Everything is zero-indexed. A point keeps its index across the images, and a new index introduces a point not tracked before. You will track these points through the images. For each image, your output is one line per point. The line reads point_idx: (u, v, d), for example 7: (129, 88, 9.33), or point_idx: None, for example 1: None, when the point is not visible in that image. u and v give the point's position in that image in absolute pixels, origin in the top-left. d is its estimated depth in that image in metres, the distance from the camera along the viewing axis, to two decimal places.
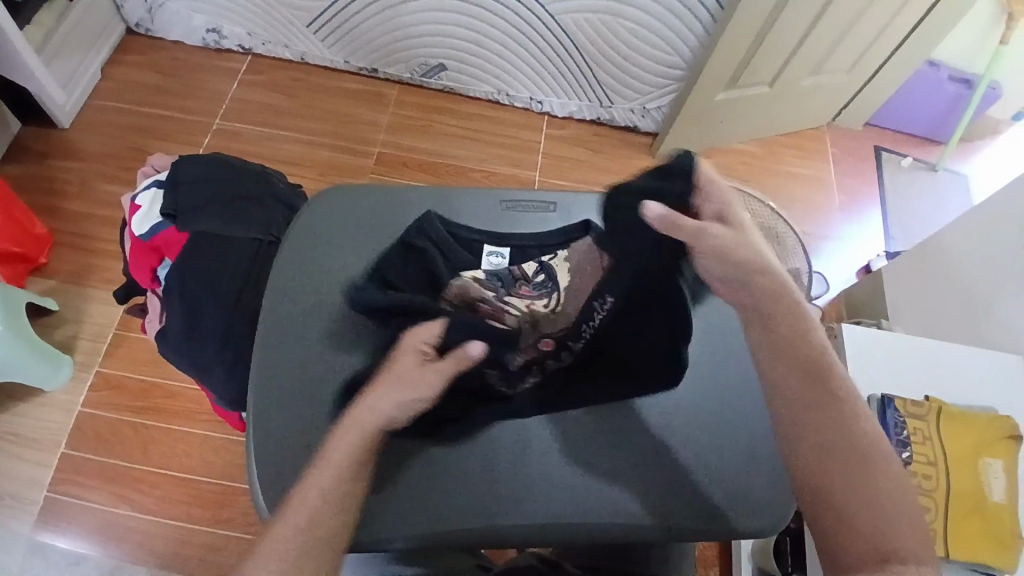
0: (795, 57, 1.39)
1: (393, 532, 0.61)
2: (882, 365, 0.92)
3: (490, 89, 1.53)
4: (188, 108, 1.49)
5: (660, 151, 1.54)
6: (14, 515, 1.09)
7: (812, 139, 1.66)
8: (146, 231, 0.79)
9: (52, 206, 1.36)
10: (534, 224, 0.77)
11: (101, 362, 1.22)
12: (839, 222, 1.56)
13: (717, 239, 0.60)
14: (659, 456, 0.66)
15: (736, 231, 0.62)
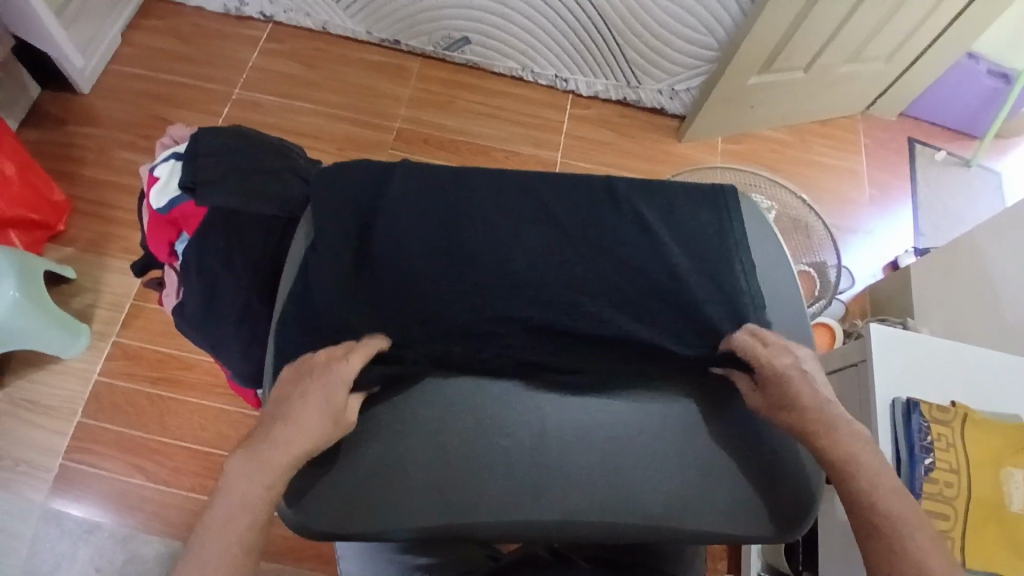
0: (832, 43, 1.34)
1: (404, 519, 0.57)
2: (908, 372, 0.89)
3: (513, 65, 1.49)
4: (207, 76, 1.47)
5: (686, 135, 1.50)
6: (30, 480, 1.11)
7: (845, 128, 1.61)
8: (164, 205, 0.77)
9: (70, 173, 1.35)
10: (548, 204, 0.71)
11: (118, 332, 1.22)
12: (867, 216, 1.52)
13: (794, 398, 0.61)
14: (690, 446, 0.61)
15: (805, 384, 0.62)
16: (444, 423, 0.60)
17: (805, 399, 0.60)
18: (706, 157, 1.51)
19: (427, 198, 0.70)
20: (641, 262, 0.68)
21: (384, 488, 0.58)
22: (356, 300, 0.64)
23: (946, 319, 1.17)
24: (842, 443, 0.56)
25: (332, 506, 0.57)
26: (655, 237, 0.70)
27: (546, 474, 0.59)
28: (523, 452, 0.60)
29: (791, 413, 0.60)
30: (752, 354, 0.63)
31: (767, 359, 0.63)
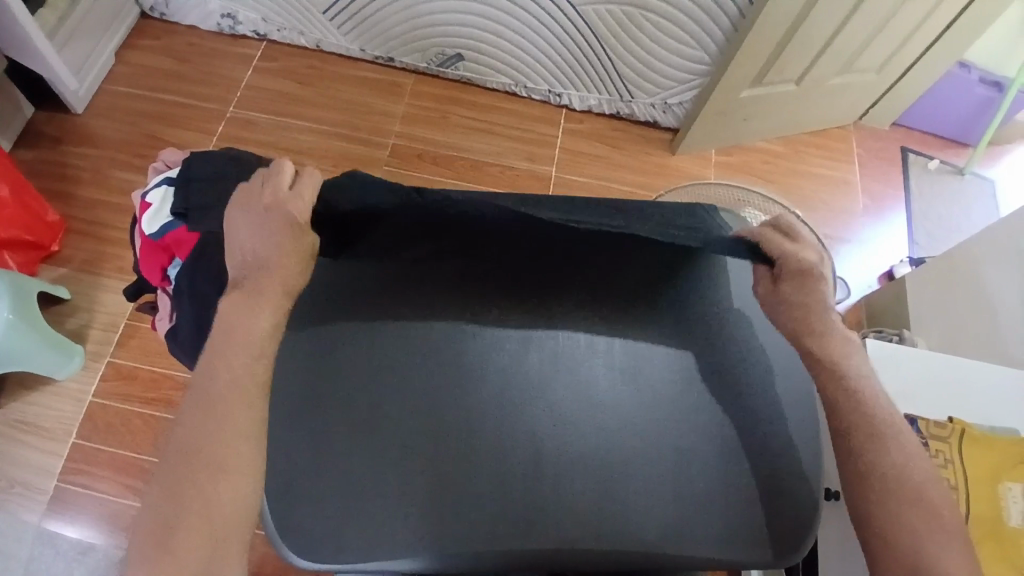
0: (823, 55, 1.35)
1: (401, 553, 0.57)
2: (903, 388, 0.89)
3: (507, 81, 1.50)
4: (201, 95, 1.47)
5: (680, 148, 1.50)
6: (24, 503, 1.10)
7: (837, 139, 1.62)
8: (156, 230, 0.77)
9: (65, 192, 1.35)
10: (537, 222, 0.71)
11: (113, 352, 1.21)
12: (861, 226, 1.52)
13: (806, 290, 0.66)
14: (685, 470, 0.60)
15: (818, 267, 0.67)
16: (434, 454, 0.60)
17: (807, 296, 0.66)
18: (700, 169, 1.51)
19: None
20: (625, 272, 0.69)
21: (378, 520, 0.57)
22: (345, 325, 0.64)
23: (941, 331, 1.17)
24: (833, 344, 0.64)
25: (331, 539, 0.57)
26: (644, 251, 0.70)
27: (538, 505, 0.58)
28: (517, 481, 0.59)
29: (798, 308, 0.65)
30: (778, 248, 0.66)
31: (789, 253, 0.66)
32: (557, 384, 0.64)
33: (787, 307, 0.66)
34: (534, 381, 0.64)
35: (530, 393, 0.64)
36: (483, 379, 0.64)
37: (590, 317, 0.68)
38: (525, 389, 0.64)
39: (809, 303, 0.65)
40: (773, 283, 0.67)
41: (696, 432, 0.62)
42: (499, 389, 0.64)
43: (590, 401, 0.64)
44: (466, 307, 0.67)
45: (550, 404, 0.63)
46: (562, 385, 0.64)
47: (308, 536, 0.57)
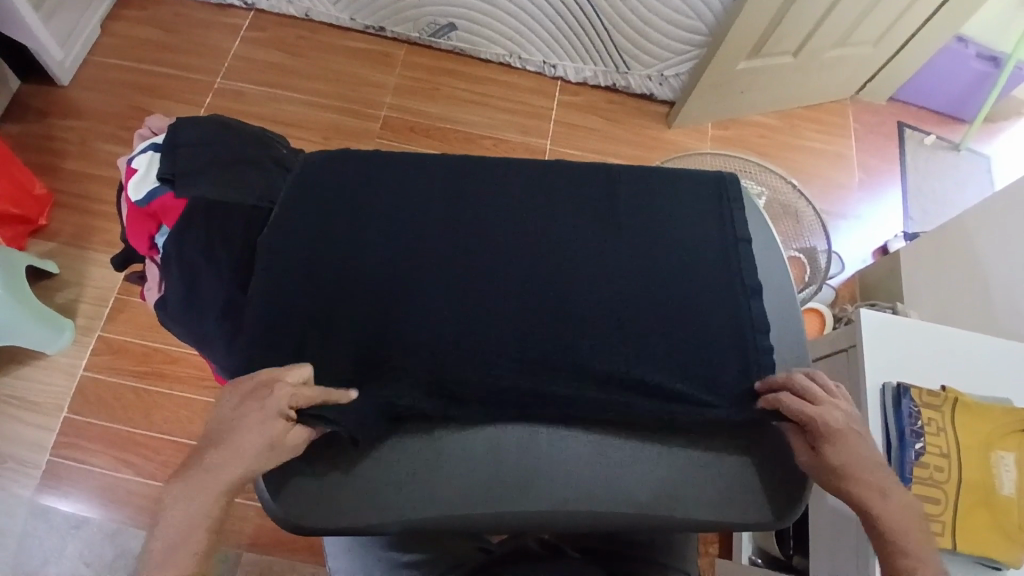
0: (822, 26, 1.33)
1: (395, 513, 0.57)
2: (900, 358, 0.89)
3: (501, 52, 1.47)
4: (190, 66, 1.44)
5: (676, 121, 1.49)
6: (17, 477, 1.10)
7: (834, 113, 1.60)
8: (142, 197, 0.75)
9: (51, 165, 1.32)
10: (528, 187, 0.72)
11: (104, 326, 1.20)
12: (857, 201, 1.51)
13: (839, 452, 0.58)
14: (680, 435, 0.61)
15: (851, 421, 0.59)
16: (430, 417, 0.60)
17: (838, 459, 0.58)
18: (696, 143, 1.50)
19: (420, 191, 0.71)
20: (632, 233, 0.70)
21: (370, 484, 0.58)
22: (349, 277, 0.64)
23: (934, 303, 1.18)
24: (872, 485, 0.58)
25: (319, 500, 0.57)
26: (643, 218, 0.71)
27: (529, 468, 0.59)
28: (514, 445, 0.60)
29: (841, 473, 0.58)
30: (807, 414, 0.58)
31: (817, 415, 0.58)
32: (564, 334, 0.63)
33: (824, 473, 0.58)
34: (538, 331, 0.62)
35: (536, 344, 0.62)
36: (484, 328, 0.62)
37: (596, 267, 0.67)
38: (531, 337, 0.62)
39: (844, 469, 0.57)
40: (813, 456, 0.59)
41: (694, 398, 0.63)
42: (500, 340, 0.62)
43: (592, 354, 0.62)
44: (470, 261, 0.66)
45: (549, 355, 0.62)
46: (567, 337, 0.62)
47: (298, 491, 0.57)
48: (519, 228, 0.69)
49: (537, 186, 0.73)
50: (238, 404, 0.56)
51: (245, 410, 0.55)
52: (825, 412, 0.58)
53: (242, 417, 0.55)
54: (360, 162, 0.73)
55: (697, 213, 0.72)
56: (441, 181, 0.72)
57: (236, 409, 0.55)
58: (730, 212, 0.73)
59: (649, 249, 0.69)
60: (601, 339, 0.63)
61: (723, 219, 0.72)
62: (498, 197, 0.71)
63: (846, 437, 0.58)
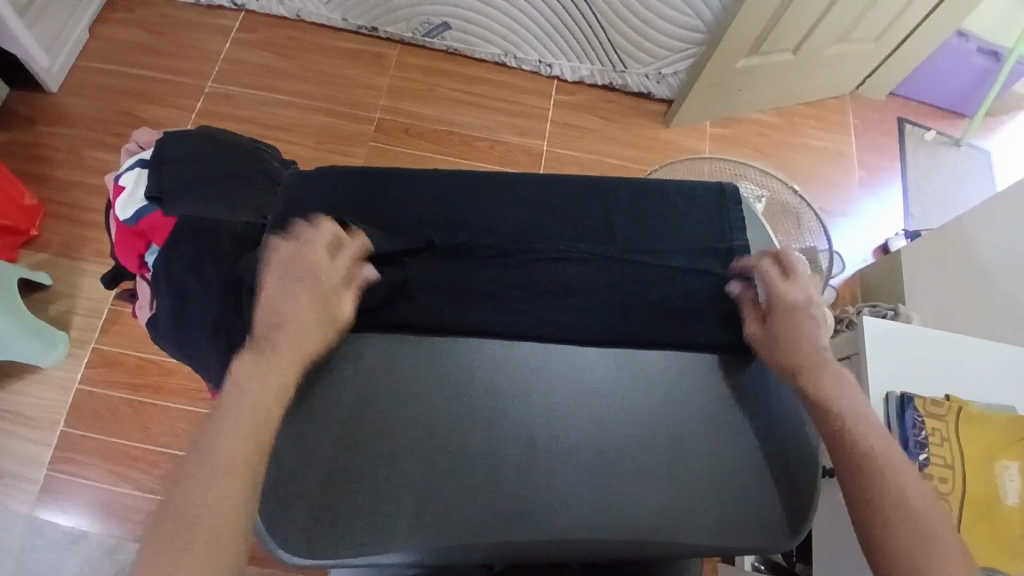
0: (821, 23, 1.31)
1: (390, 545, 0.55)
2: (903, 367, 0.88)
3: (496, 51, 1.45)
4: (179, 69, 1.42)
5: (675, 121, 1.47)
6: (13, 493, 1.09)
7: (834, 109, 1.58)
8: (130, 215, 0.73)
9: (41, 174, 1.30)
10: (523, 201, 0.71)
11: (97, 338, 1.19)
12: (857, 200, 1.50)
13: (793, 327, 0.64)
14: (681, 456, 0.60)
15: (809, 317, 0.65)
16: (432, 439, 0.59)
17: (793, 317, 0.64)
18: (694, 142, 1.48)
19: (412, 207, 0.70)
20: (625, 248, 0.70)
21: (363, 515, 0.56)
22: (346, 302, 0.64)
23: (935, 306, 1.17)
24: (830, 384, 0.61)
25: (311, 535, 0.55)
26: (639, 232, 0.71)
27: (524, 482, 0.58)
28: (512, 472, 0.58)
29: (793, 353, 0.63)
30: (774, 286, 0.65)
31: (783, 290, 0.65)
32: (556, 358, 0.65)
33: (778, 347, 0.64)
34: (532, 356, 0.64)
35: (530, 369, 0.63)
36: (477, 354, 0.64)
37: (586, 290, 0.68)
38: (524, 362, 0.64)
39: (795, 325, 0.64)
40: (763, 327, 0.65)
41: (694, 415, 0.62)
42: (494, 368, 0.63)
43: (584, 379, 0.63)
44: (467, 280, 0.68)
45: (544, 382, 0.63)
46: (560, 364, 0.64)
47: (290, 527, 0.55)
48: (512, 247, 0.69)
49: (530, 197, 0.71)
50: (285, 274, 0.62)
51: (294, 280, 0.62)
52: (788, 295, 0.65)
53: (291, 296, 0.61)
54: (348, 181, 0.71)
55: (692, 225, 0.71)
56: (433, 194, 0.71)
57: (285, 287, 0.61)
58: (727, 220, 0.72)
59: (651, 274, 0.69)
60: (591, 363, 0.65)
61: (725, 235, 0.71)
62: (497, 211, 0.70)
63: (797, 323, 0.64)
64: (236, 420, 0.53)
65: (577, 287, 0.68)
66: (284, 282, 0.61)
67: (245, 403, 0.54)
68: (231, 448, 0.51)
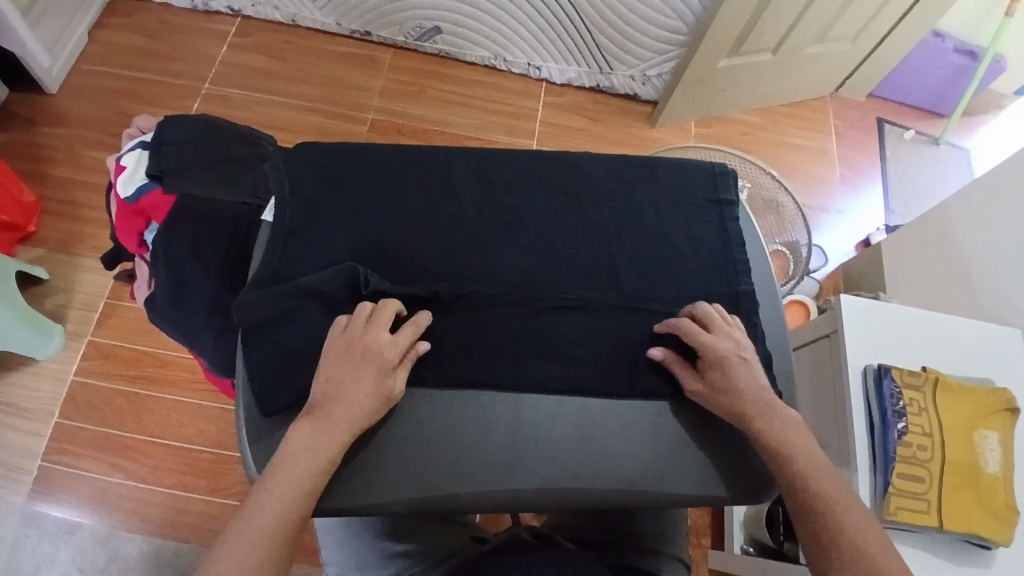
0: (799, 23, 1.35)
1: (389, 498, 0.58)
2: (882, 342, 0.91)
3: (486, 54, 1.49)
4: (177, 72, 1.45)
5: (661, 120, 1.51)
6: (6, 483, 1.09)
7: (814, 110, 1.63)
8: (131, 193, 0.75)
9: (39, 172, 1.33)
10: (518, 177, 0.71)
11: (93, 331, 1.20)
12: (839, 196, 1.54)
13: (729, 377, 0.60)
14: (665, 412, 0.63)
15: (748, 363, 0.61)
16: (427, 398, 0.61)
17: (726, 364, 0.60)
18: (680, 140, 1.52)
19: (408, 184, 0.70)
20: (622, 225, 0.69)
21: (362, 473, 0.59)
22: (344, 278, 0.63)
23: (914, 292, 1.20)
24: (773, 428, 0.58)
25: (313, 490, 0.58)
26: (634, 209, 0.71)
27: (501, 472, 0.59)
28: (507, 430, 0.61)
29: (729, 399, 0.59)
30: (696, 340, 0.61)
31: (710, 344, 0.61)
32: (556, 332, 0.65)
33: (714, 399, 0.60)
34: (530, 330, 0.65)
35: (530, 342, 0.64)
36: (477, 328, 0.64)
37: (586, 265, 0.67)
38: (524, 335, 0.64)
39: (730, 370, 0.60)
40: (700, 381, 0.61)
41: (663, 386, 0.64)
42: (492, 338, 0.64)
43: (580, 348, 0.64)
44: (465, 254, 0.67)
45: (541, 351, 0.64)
46: (560, 338, 0.65)
47: None
48: (509, 224, 0.69)
49: (523, 174, 0.71)
50: (344, 352, 0.58)
51: (354, 362, 0.58)
52: (719, 343, 0.61)
53: (349, 379, 0.57)
54: (339, 159, 0.71)
55: (685, 205, 0.72)
56: (430, 171, 0.70)
57: (345, 368, 0.58)
58: (719, 202, 0.72)
59: (651, 251, 0.69)
60: (591, 337, 0.65)
61: (718, 211, 0.72)
62: (493, 189, 0.70)
63: (732, 370, 0.60)
64: (286, 477, 0.53)
65: (576, 263, 0.67)
66: (342, 362, 0.58)
67: (296, 471, 0.53)
68: (270, 513, 0.51)
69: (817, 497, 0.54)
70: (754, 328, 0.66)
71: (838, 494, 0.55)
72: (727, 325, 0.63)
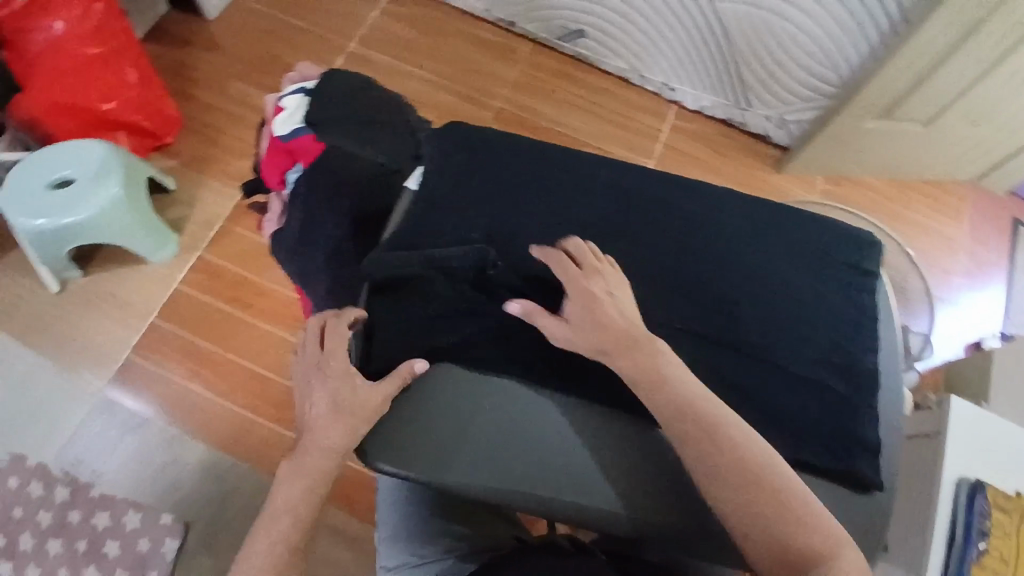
0: (957, 103, 1.26)
1: (473, 480, 0.57)
2: (983, 454, 0.85)
3: (623, 65, 1.48)
4: (327, 25, 1.52)
5: (788, 167, 1.47)
6: (96, 368, 1.18)
7: (949, 193, 1.53)
8: (286, 133, 0.79)
9: (186, 91, 1.42)
10: (663, 205, 0.73)
11: (205, 248, 1.28)
12: (956, 289, 1.45)
13: (591, 316, 0.62)
14: None
15: (608, 300, 0.63)
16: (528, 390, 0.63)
17: (591, 303, 0.63)
18: (803, 193, 1.47)
19: (554, 187, 0.73)
20: (758, 272, 0.70)
21: (452, 447, 0.58)
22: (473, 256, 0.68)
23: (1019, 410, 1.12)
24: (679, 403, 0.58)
25: (400, 450, 0.58)
26: (770, 259, 0.71)
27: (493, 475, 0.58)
28: (599, 441, 0.61)
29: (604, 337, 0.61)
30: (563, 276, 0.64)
31: (579, 283, 0.64)
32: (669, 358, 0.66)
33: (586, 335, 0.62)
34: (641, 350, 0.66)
35: None
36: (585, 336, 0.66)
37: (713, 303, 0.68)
38: None
39: (594, 308, 0.62)
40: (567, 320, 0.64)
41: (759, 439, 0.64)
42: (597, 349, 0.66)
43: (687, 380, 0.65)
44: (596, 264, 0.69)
45: None
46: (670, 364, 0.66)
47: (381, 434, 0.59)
48: (646, 246, 0.70)
49: (668, 202, 0.73)
50: (328, 356, 0.64)
51: (334, 367, 0.63)
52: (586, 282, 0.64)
53: (329, 382, 0.63)
54: (497, 150, 0.74)
55: (824, 268, 0.71)
56: (578, 179, 0.74)
57: (325, 372, 0.64)
58: (858, 272, 0.72)
59: (781, 304, 0.69)
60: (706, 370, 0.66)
61: (855, 279, 0.71)
62: (638, 209, 0.72)
63: (597, 310, 0.62)
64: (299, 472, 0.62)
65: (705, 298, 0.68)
66: (329, 371, 0.64)
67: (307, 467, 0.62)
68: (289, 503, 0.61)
69: (747, 498, 0.54)
70: (869, 408, 0.66)
71: (756, 490, 0.54)
72: (598, 265, 0.65)
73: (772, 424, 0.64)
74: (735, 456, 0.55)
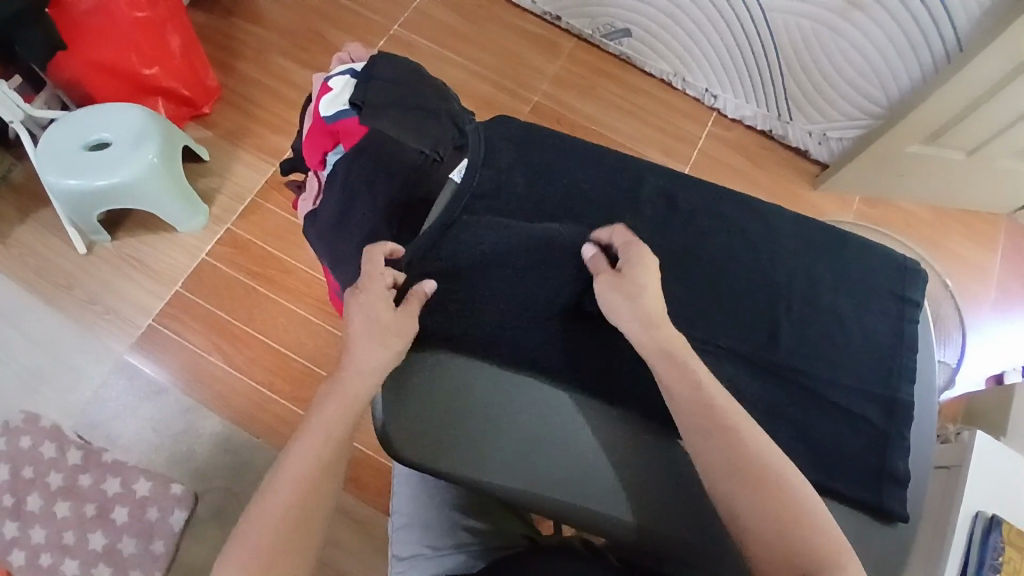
0: (1003, 135, 1.23)
1: (493, 473, 0.61)
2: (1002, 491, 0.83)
3: (667, 69, 1.46)
4: (371, 6, 1.51)
5: (824, 185, 1.45)
6: (118, 331, 1.19)
7: (986, 225, 1.50)
8: (331, 114, 0.78)
9: (226, 63, 1.42)
10: (711, 222, 0.73)
11: (234, 221, 1.28)
12: (984, 323, 1.42)
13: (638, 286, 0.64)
14: None
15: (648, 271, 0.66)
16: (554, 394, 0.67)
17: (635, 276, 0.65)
18: (837, 212, 1.45)
19: (592, 195, 0.77)
20: (801, 295, 0.69)
21: (473, 442, 0.62)
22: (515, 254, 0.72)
23: None
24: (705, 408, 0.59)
25: (425, 437, 0.62)
26: (813, 284, 0.70)
27: (487, 461, 0.61)
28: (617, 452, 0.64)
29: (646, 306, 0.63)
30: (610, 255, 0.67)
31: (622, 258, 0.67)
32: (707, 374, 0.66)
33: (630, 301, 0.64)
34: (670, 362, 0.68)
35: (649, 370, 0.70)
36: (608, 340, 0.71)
37: (752, 323, 0.68)
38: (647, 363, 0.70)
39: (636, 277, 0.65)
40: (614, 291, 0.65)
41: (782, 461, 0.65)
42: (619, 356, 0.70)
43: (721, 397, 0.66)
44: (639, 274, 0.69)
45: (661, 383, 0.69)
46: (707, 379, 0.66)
47: (410, 422, 0.63)
48: (688, 260, 0.70)
49: (712, 219, 0.73)
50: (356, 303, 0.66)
51: (362, 307, 0.65)
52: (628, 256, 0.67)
53: (359, 322, 0.64)
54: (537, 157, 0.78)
55: (866, 296, 0.71)
56: (617, 189, 0.76)
57: (356, 314, 0.65)
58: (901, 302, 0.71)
59: (821, 329, 0.69)
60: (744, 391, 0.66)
61: (899, 307, 0.71)
62: (684, 223, 0.72)
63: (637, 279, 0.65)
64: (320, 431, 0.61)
65: (745, 318, 0.68)
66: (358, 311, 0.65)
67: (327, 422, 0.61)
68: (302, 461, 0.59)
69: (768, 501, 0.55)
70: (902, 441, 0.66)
71: (783, 501, 0.55)
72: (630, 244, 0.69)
73: (806, 448, 0.64)
74: (757, 462, 0.57)
